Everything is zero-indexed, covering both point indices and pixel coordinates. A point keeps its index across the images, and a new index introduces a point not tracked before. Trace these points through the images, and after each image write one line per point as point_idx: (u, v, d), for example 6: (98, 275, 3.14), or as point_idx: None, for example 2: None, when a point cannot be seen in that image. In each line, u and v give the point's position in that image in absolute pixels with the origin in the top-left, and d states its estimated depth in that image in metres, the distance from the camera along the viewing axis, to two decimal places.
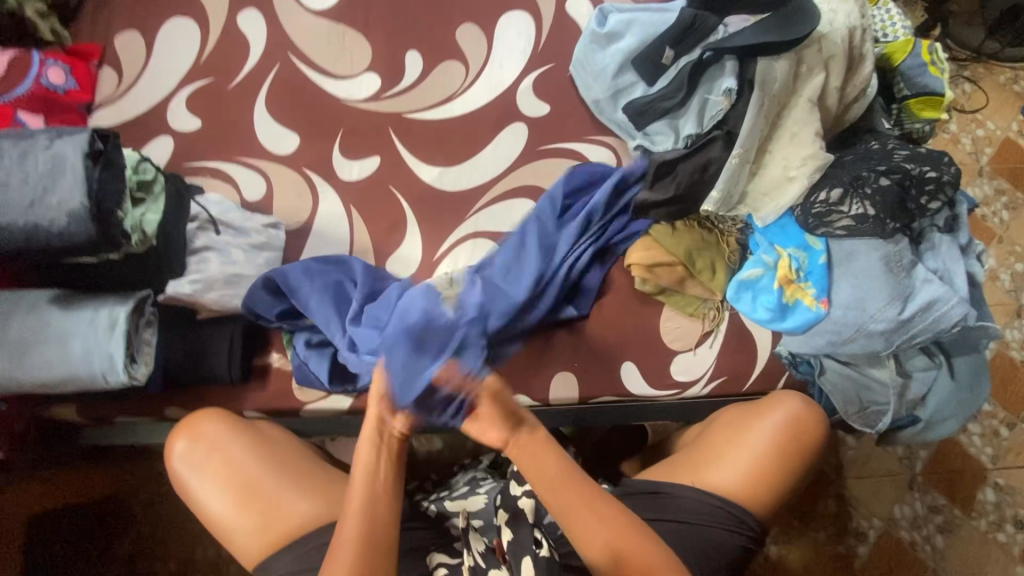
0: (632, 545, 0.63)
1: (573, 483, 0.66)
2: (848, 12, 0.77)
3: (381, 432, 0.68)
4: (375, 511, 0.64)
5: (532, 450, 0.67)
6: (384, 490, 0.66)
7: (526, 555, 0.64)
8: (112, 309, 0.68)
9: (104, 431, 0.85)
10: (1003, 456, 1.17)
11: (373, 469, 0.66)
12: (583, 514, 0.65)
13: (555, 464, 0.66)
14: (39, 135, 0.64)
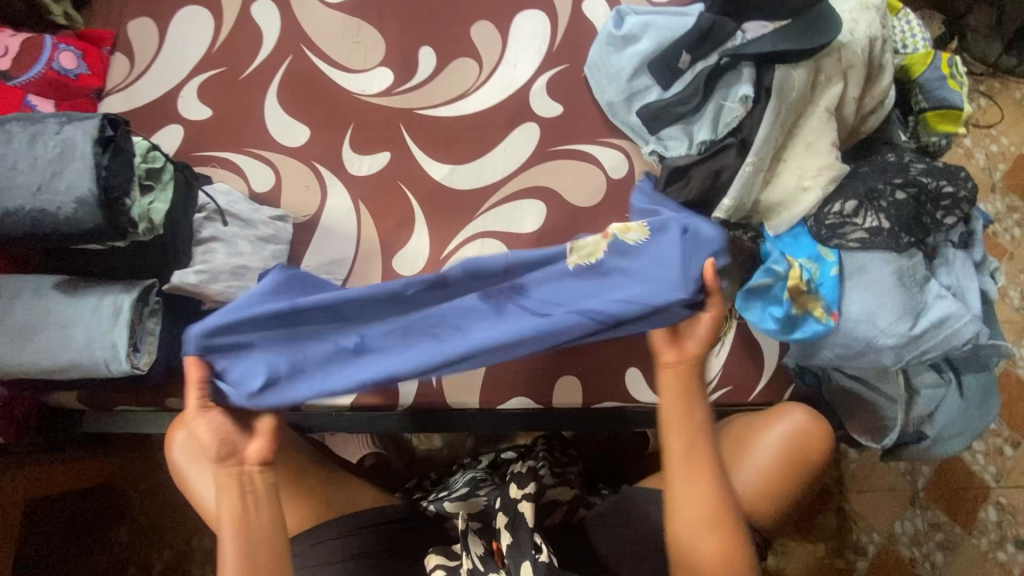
0: (721, 527, 0.63)
1: (698, 445, 0.63)
2: (869, 22, 0.76)
3: (244, 473, 0.62)
4: (253, 557, 0.61)
5: (678, 396, 0.62)
6: (263, 532, 0.62)
7: (526, 559, 0.62)
8: (116, 297, 0.68)
9: (105, 419, 0.85)
10: (1006, 475, 1.16)
11: (246, 508, 0.62)
12: (694, 485, 0.63)
13: (691, 419, 0.62)
14: (50, 119, 0.64)
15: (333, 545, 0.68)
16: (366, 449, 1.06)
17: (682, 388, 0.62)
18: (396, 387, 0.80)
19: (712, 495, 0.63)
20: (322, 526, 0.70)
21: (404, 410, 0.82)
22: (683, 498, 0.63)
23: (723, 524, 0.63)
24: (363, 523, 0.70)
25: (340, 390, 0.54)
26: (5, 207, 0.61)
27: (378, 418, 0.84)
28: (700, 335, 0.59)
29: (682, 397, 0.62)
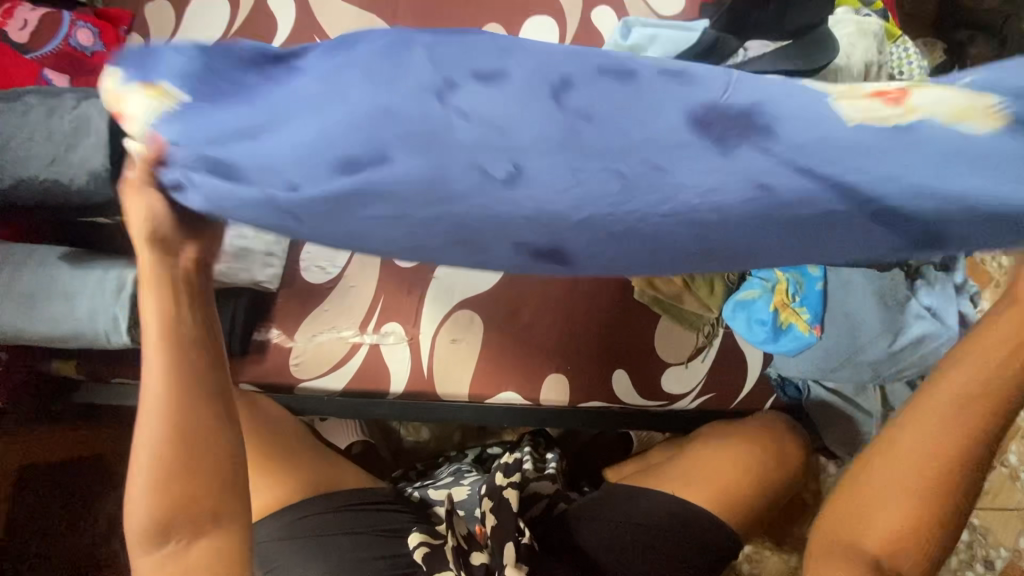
0: (913, 500, 0.54)
1: (967, 416, 0.53)
2: (865, 49, 0.78)
3: (177, 275, 0.47)
4: (177, 374, 0.49)
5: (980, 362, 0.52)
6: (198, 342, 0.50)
7: (509, 541, 0.65)
8: (120, 271, 0.70)
9: (101, 391, 0.86)
10: (979, 497, 1.18)
11: (175, 312, 0.48)
12: (921, 439, 0.54)
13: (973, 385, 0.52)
14: (67, 94, 0.66)
15: (320, 520, 0.70)
16: (354, 437, 1.08)
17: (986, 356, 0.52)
18: (388, 375, 0.82)
19: (936, 467, 0.54)
20: (305, 501, 0.71)
21: (394, 399, 0.84)
22: (882, 476, 0.56)
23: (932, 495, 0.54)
24: (349, 502, 0.72)
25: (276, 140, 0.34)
26: (18, 176, 0.63)
27: (366, 404, 0.85)
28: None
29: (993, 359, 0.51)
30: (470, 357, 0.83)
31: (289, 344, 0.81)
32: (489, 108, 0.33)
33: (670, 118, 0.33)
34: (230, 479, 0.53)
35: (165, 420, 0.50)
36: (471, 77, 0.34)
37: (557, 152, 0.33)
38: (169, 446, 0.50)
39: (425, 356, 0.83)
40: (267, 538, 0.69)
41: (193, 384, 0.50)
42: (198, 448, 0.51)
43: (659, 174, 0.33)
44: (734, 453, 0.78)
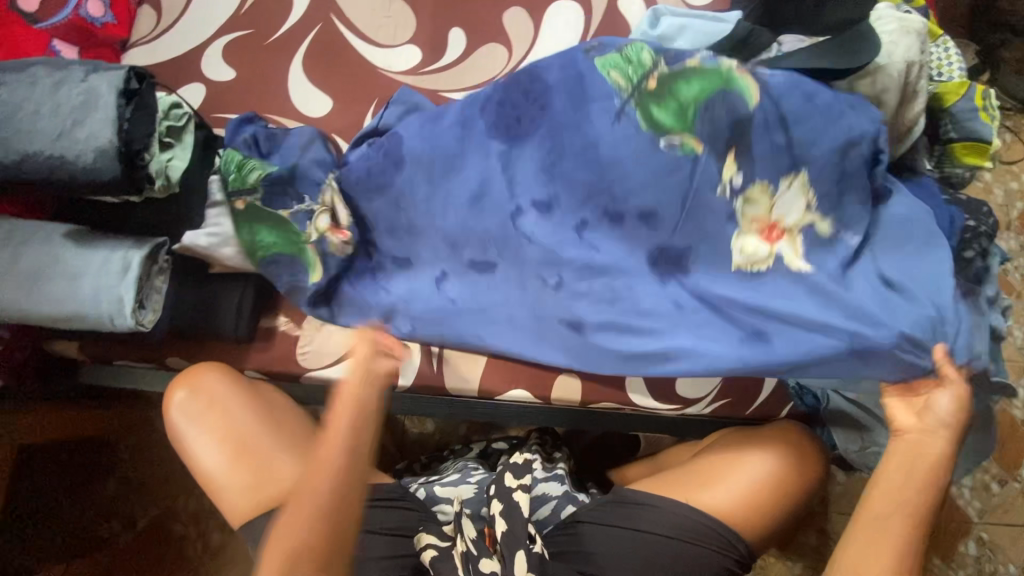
0: None
1: (897, 519, 0.63)
2: (909, 46, 0.74)
3: (369, 372, 0.69)
4: (357, 431, 0.66)
5: (904, 461, 0.64)
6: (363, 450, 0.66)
7: (521, 550, 0.66)
8: (126, 252, 0.67)
9: (106, 373, 0.85)
10: (989, 512, 1.16)
11: (356, 428, 0.66)
12: (868, 549, 0.63)
13: (912, 491, 0.63)
14: (75, 67, 0.64)
15: None
16: None
17: (909, 459, 0.63)
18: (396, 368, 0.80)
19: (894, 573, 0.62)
20: None
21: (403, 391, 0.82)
22: (860, 560, 0.63)
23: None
24: None
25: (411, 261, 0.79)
26: (23, 151, 0.61)
27: None
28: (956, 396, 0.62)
29: (920, 463, 0.63)
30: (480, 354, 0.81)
31: (296, 332, 0.80)
32: (541, 233, 0.74)
33: (635, 241, 0.71)
34: (353, 534, 0.64)
35: (324, 507, 0.63)
36: (532, 205, 0.74)
37: (583, 253, 0.72)
38: (318, 527, 0.62)
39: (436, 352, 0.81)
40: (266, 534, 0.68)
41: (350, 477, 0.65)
42: (333, 534, 0.63)
43: (620, 263, 0.72)
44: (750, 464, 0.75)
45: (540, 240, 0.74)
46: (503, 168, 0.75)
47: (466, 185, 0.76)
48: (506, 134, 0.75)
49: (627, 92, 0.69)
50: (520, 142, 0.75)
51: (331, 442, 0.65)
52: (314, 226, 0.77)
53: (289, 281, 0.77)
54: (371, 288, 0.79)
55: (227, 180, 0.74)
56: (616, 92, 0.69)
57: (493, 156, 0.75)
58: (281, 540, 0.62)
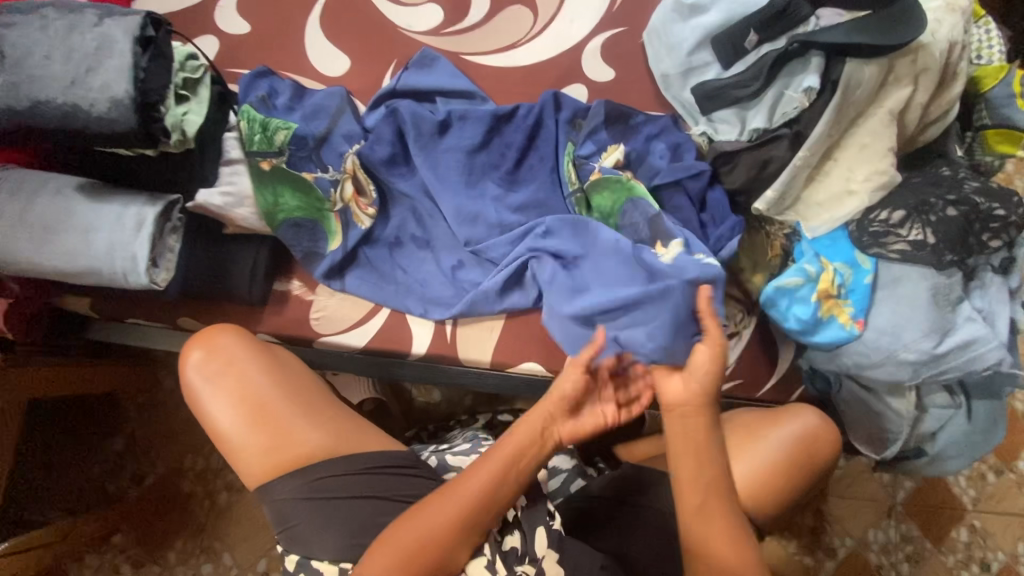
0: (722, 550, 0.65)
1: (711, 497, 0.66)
2: (953, 25, 0.72)
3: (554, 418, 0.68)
4: (510, 475, 0.66)
5: (685, 436, 0.68)
6: (500, 502, 0.65)
7: (540, 525, 0.69)
8: (140, 208, 0.66)
9: (115, 330, 0.85)
10: (984, 500, 1.17)
11: (505, 475, 0.65)
12: (711, 530, 0.66)
13: (704, 466, 0.67)
14: (88, 10, 0.61)
15: (334, 482, 0.69)
16: (366, 394, 1.03)
17: (686, 430, 0.69)
18: (408, 338, 0.78)
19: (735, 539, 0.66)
20: (322, 463, 0.69)
21: (415, 360, 0.80)
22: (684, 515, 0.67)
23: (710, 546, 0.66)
24: (361, 465, 0.70)
25: (412, 282, 0.78)
26: (34, 98, 0.58)
27: (389, 364, 0.82)
28: (700, 360, 0.67)
29: (693, 435, 0.69)
30: (495, 327, 0.78)
31: (309, 297, 0.79)
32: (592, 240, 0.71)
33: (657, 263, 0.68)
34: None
35: (439, 541, 0.63)
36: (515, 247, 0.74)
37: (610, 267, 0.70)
38: (418, 555, 0.63)
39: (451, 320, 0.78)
40: (284, 496, 0.69)
41: (471, 528, 0.64)
42: (436, 564, 0.63)
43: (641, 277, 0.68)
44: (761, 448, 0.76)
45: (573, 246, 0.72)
46: (498, 205, 0.76)
47: (455, 212, 0.75)
48: (505, 174, 0.77)
49: (576, 188, 0.76)
50: (516, 186, 0.78)
51: (479, 477, 0.65)
52: (339, 194, 0.77)
53: (306, 247, 0.77)
54: (388, 264, 0.79)
55: (250, 140, 0.74)
56: (565, 183, 0.76)
57: (487, 192, 0.76)
58: (387, 557, 0.63)
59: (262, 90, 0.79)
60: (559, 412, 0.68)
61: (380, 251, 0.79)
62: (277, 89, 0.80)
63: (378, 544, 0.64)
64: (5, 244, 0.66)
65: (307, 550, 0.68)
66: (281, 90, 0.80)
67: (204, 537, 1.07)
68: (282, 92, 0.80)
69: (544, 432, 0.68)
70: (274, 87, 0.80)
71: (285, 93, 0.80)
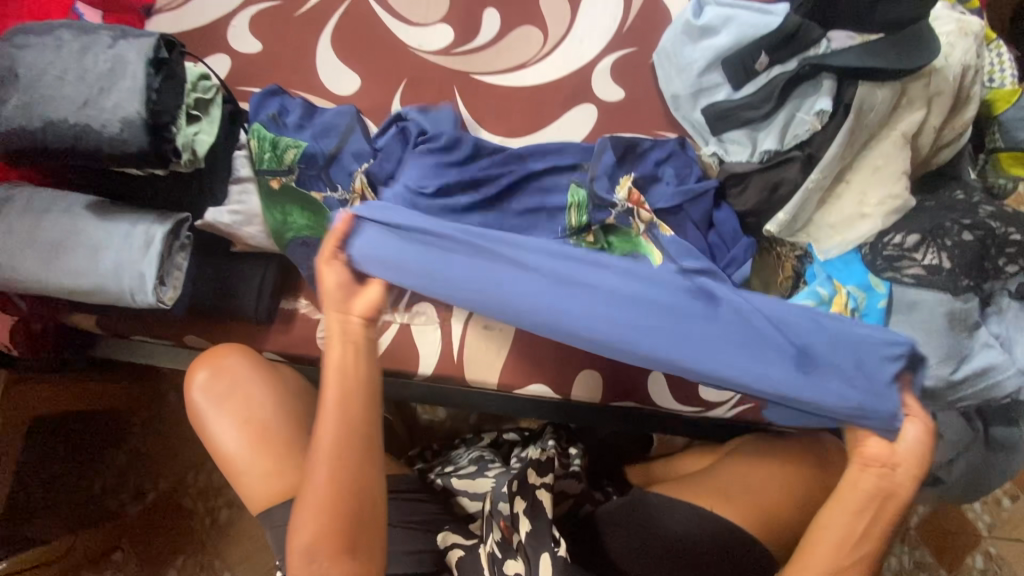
0: None
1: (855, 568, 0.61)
2: (965, 49, 0.71)
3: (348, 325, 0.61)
4: (349, 389, 0.60)
5: (857, 502, 0.59)
6: (360, 407, 0.60)
7: (545, 551, 0.64)
8: (149, 226, 0.66)
9: (121, 347, 0.85)
10: (999, 526, 1.14)
11: (344, 399, 0.60)
12: None
13: (865, 541, 0.60)
14: (103, 32, 0.62)
15: None
16: None
17: (862, 500, 0.59)
18: (415, 358, 0.79)
19: None
20: None
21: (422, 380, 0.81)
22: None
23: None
24: None
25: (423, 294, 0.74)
26: (47, 118, 0.59)
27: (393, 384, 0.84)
28: (916, 429, 0.57)
29: (873, 505, 0.59)
30: (503, 345, 0.79)
31: (316, 316, 0.78)
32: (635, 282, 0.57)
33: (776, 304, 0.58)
34: (357, 499, 0.60)
35: (335, 471, 0.59)
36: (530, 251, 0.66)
37: (709, 327, 0.56)
38: (326, 504, 0.59)
39: (456, 341, 0.79)
40: (285, 521, 0.67)
41: (347, 449, 0.60)
42: (356, 497, 0.60)
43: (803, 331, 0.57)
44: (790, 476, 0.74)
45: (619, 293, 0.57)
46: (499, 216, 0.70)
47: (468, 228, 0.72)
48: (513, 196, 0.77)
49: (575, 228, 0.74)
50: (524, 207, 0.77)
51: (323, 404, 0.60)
52: None
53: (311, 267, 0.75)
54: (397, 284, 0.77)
55: (259, 158, 0.74)
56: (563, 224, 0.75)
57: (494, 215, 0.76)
58: (309, 514, 0.59)
59: (273, 106, 0.79)
60: (347, 321, 0.61)
61: None
62: (286, 105, 0.80)
63: (300, 507, 0.60)
64: (14, 262, 0.66)
65: None
66: (291, 107, 0.80)
67: (204, 555, 1.05)
68: (292, 108, 0.80)
69: (349, 342, 0.61)
70: (285, 103, 0.80)
71: (296, 108, 0.79)
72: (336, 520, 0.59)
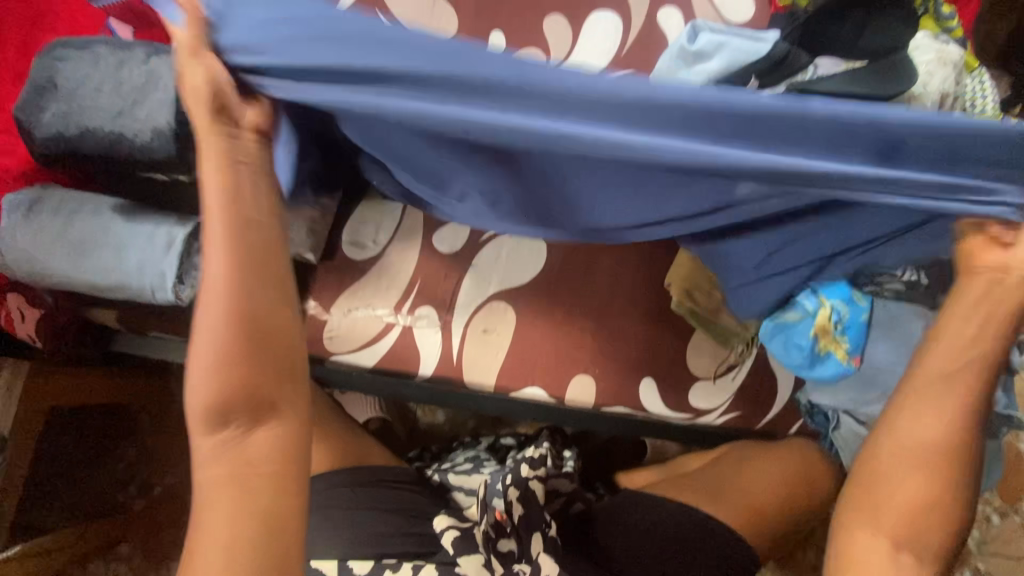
0: (944, 470, 0.55)
1: (967, 379, 0.54)
2: (944, 77, 0.75)
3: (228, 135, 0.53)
4: (233, 205, 0.51)
5: (963, 342, 0.54)
6: (250, 228, 0.52)
7: (537, 531, 0.69)
8: (171, 228, 0.70)
9: (140, 343, 0.89)
10: (988, 542, 1.15)
11: (233, 226, 0.51)
12: (926, 425, 0.55)
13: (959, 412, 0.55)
14: (136, 47, 0.66)
15: (344, 493, 0.74)
16: (372, 412, 1.08)
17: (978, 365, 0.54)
18: (416, 359, 0.82)
19: (928, 463, 0.56)
20: (333, 473, 0.75)
21: (423, 380, 0.84)
22: (912, 432, 0.56)
23: (944, 468, 0.55)
24: (370, 478, 0.76)
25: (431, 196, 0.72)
26: (84, 126, 0.64)
27: (395, 384, 0.88)
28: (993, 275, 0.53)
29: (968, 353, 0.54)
30: (502, 348, 0.83)
31: (323, 317, 0.82)
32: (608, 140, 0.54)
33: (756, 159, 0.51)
34: (274, 354, 0.53)
35: (225, 321, 0.51)
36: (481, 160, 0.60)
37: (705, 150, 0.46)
38: (223, 347, 0.51)
39: (457, 344, 0.82)
40: None
41: (238, 283, 0.51)
42: (257, 334, 0.51)
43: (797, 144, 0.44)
44: (777, 469, 0.81)
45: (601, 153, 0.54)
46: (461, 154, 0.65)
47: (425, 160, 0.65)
48: None
49: None
50: None
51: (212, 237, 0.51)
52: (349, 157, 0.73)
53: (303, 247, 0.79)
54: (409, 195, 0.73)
55: None
56: None
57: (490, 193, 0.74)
58: (206, 369, 0.51)
59: None
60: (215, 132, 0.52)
61: (395, 275, 0.83)
62: None
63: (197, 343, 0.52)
64: (45, 259, 0.70)
65: (309, 554, 0.70)
66: None
67: None
68: None
69: (230, 141, 0.53)
70: None
71: None
72: (241, 372, 0.51)
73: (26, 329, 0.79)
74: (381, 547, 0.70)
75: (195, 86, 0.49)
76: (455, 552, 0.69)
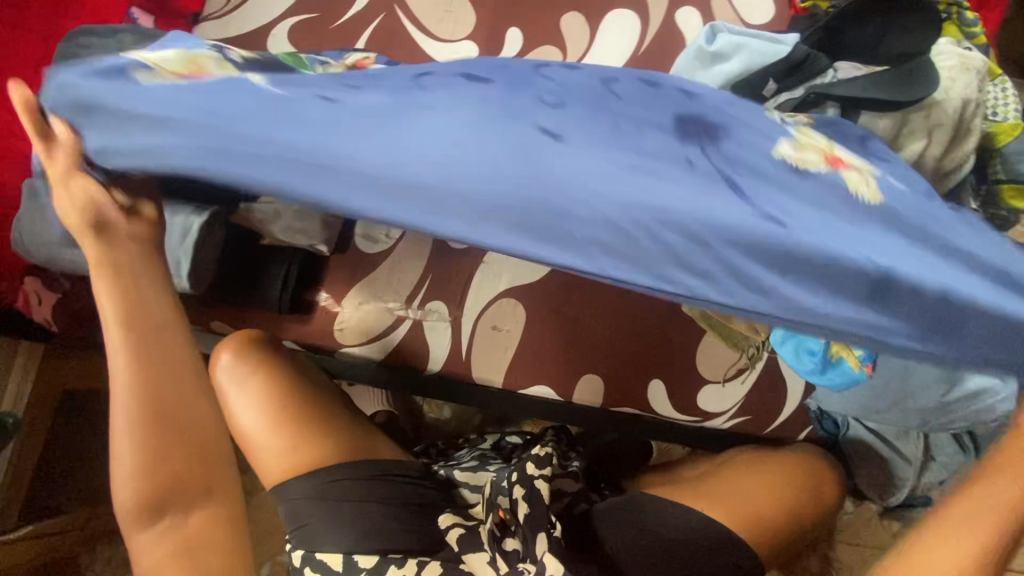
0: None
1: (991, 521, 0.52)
2: (966, 84, 0.73)
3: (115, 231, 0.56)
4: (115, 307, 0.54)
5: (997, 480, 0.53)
6: (147, 318, 0.55)
7: (541, 532, 0.68)
8: (186, 217, 0.68)
9: None
10: None
11: (119, 346, 0.54)
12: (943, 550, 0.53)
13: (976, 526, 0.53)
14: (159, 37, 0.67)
15: (347, 486, 0.74)
16: (380, 405, 1.09)
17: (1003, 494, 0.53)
18: (426, 353, 0.82)
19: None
20: (338, 465, 0.75)
21: (432, 375, 0.85)
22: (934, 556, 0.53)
23: None
24: (375, 471, 0.75)
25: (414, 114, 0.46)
26: None
27: (402, 378, 0.88)
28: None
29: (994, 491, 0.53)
30: (509, 344, 0.83)
31: (335, 309, 0.83)
32: (638, 117, 0.45)
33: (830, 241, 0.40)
34: (198, 438, 0.56)
35: (136, 416, 0.54)
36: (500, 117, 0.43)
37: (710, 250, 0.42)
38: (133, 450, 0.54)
39: (465, 339, 0.82)
40: (299, 495, 0.73)
41: (146, 382, 0.54)
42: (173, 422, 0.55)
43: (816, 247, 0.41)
44: (782, 475, 0.80)
45: (638, 123, 0.45)
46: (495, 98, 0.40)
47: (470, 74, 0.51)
48: None
49: None
50: None
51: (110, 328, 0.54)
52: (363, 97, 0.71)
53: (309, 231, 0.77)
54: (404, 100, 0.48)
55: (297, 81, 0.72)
56: None
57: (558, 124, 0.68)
58: (137, 462, 0.54)
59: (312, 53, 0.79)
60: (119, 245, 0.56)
61: (407, 270, 0.84)
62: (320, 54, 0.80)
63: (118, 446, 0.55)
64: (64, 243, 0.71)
65: (314, 547, 0.71)
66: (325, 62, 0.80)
67: None
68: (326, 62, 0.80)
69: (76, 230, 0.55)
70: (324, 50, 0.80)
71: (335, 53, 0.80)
72: (165, 460, 0.55)
73: (43, 312, 0.82)
74: (386, 543, 0.70)
75: (72, 211, 0.55)
76: (458, 548, 0.71)
